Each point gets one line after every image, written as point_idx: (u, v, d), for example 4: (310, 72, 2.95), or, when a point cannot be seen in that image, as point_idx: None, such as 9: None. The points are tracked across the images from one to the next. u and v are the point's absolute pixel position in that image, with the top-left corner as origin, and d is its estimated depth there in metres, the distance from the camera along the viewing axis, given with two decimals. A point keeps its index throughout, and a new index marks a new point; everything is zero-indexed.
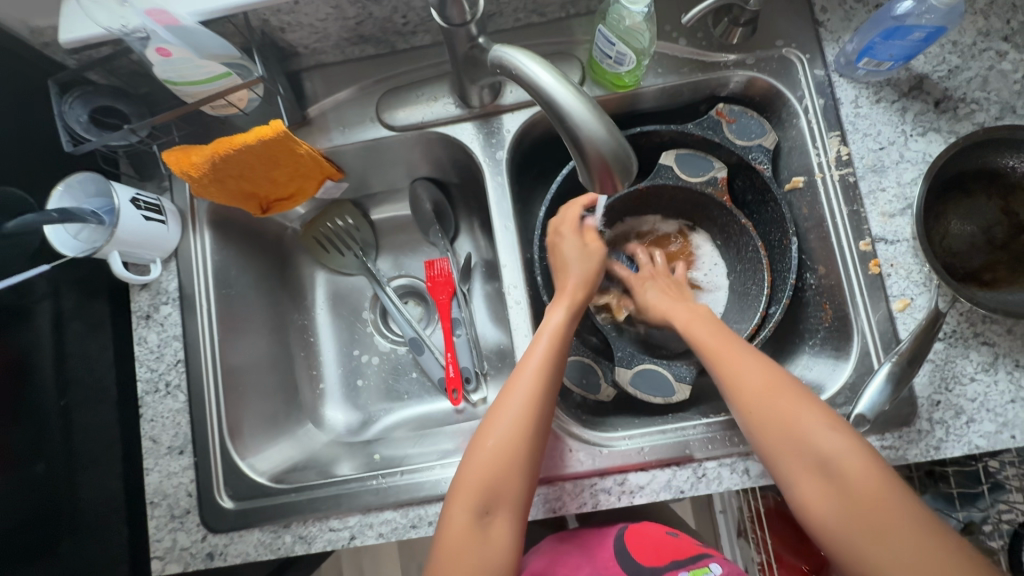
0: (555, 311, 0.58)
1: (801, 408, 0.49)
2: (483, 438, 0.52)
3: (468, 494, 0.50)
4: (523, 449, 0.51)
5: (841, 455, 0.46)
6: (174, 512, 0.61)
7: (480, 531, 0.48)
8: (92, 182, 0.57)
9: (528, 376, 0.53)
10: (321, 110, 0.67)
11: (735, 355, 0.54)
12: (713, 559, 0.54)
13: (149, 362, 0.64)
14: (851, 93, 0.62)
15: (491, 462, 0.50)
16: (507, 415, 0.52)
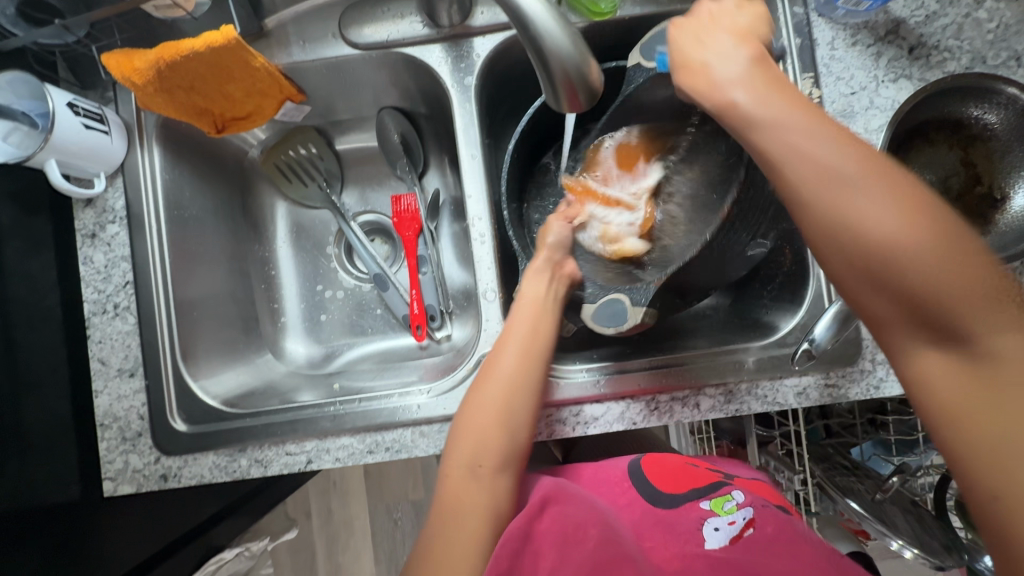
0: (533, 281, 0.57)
1: (950, 255, 0.36)
2: (475, 400, 0.53)
3: (462, 449, 0.52)
4: (513, 406, 0.52)
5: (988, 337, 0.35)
6: (125, 434, 0.61)
7: (474, 485, 0.50)
8: (25, 83, 0.52)
9: (516, 339, 0.54)
10: (280, 21, 0.62)
11: (846, 156, 0.38)
12: (735, 488, 0.54)
13: (97, 283, 0.63)
14: (828, 34, 0.61)
15: (483, 418, 0.52)
16: (495, 378, 0.53)
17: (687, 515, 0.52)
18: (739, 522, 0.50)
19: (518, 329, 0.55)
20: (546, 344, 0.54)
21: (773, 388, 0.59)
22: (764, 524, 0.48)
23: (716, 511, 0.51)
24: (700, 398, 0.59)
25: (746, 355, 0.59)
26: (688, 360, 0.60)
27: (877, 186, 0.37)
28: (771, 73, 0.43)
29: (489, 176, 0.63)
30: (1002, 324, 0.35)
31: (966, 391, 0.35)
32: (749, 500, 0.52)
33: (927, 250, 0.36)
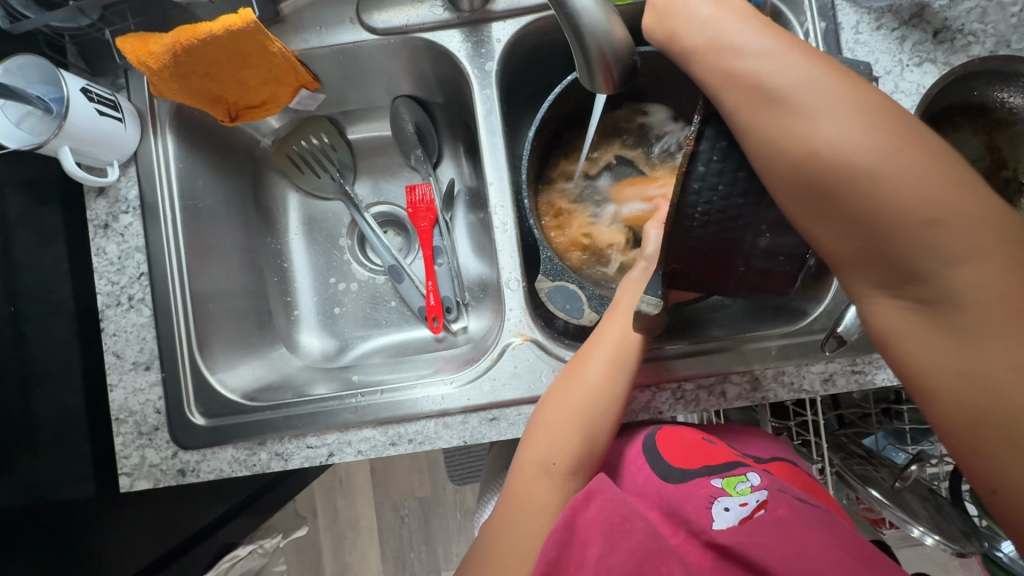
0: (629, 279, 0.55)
1: (937, 186, 0.36)
2: (557, 396, 0.53)
3: (537, 447, 0.52)
4: (597, 408, 0.51)
5: (950, 274, 0.36)
6: (142, 429, 0.59)
7: (548, 484, 0.50)
8: (35, 67, 0.51)
9: (608, 339, 0.53)
10: (295, 6, 0.61)
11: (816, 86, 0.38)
12: (750, 470, 0.52)
13: (109, 275, 0.60)
14: (853, 18, 0.60)
15: (564, 416, 0.52)
16: (579, 379, 0.52)
17: (697, 491, 0.50)
18: (752, 503, 0.48)
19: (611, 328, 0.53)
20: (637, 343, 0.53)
21: (799, 374, 0.58)
22: (776, 506, 0.47)
23: (728, 491, 0.49)
24: (725, 385, 0.59)
25: (772, 342, 0.59)
26: (713, 347, 0.59)
27: (859, 129, 0.36)
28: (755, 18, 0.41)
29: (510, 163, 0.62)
30: (963, 261, 0.36)
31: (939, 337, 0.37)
32: (763, 483, 0.50)
33: (904, 187, 0.36)
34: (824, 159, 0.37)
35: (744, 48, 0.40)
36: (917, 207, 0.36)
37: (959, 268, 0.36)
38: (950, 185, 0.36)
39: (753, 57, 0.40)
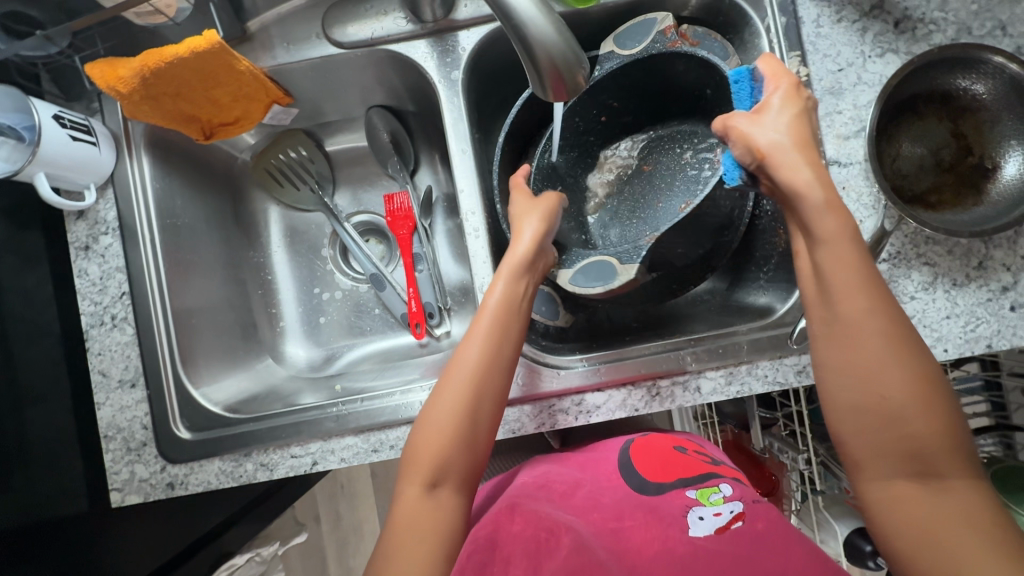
0: (496, 286, 0.55)
1: (938, 425, 0.41)
2: (429, 414, 0.52)
3: (417, 472, 0.50)
4: (468, 419, 0.51)
5: (952, 481, 0.41)
6: (130, 444, 0.61)
7: (432, 506, 0.49)
8: (9, 97, 0.52)
9: (471, 352, 0.53)
10: (262, 24, 0.62)
11: (846, 238, 0.44)
12: (723, 480, 0.54)
13: (93, 295, 0.62)
14: (814, 12, 0.60)
15: (434, 438, 0.50)
16: (454, 387, 0.52)
17: (672, 501, 0.53)
18: (726, 514, 0.50)
19: (474, 341, 0.53)
20: (505, 353, 0.53)
21: (773, 367, 0.59)
22: (753, 520, 0.50)
23: (702, 501, 0.52)
24: (700, 381, 0.59)
25: (746, 336, 0.59)
26: (687, 344, 0.60)
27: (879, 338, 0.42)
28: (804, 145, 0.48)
29: (480, 170, 0.63)
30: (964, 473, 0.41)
31: (931, 519, 0.41)
32: (737, 494, 0.52)
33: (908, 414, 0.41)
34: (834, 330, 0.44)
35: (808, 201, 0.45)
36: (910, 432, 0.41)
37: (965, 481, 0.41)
38: (952, 440, 0.41)
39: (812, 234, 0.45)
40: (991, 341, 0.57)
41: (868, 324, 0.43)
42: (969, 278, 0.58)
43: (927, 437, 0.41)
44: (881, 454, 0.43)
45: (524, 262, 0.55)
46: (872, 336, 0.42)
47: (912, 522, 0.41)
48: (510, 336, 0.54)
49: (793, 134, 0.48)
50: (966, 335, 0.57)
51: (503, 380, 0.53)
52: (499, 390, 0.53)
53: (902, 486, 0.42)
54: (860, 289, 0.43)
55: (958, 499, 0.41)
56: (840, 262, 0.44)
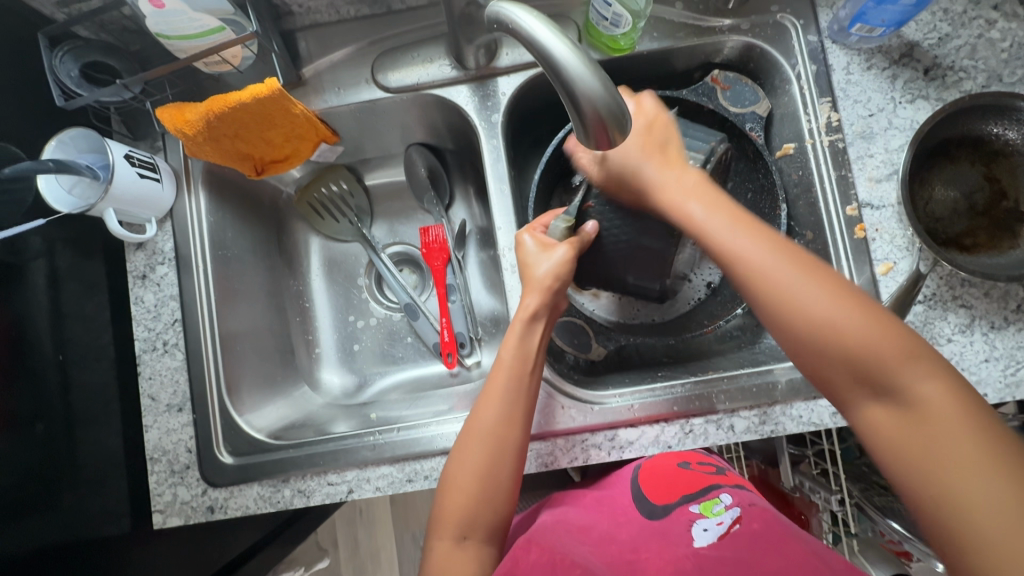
0: (507, 346, 0.56)
1: (875, 333, 0.41)
2: (457, 468, 0.54)
3: (447, 524, 0.52)
4: (492, 468, 0.53)
5: (915, 385, 0.40)
6: (174, 467, 0.63)
7: (460, 560, 0.51)
8: (87, 138, 0.57)
9: (489, 411, 0.54)
10: (316, 70, 0.66)
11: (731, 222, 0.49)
12: (723, 490, 0.55)
13: (146, 322, 0.65)
14: (843, 59, 0.62)
15: (461, 491, 0.53)
16: (478, 438, 0.54)
17: (678, 519, 0.53)
18: (727, 522, 0.51)
19: (490, 403, 0.55)
20: (521, 408, 0.54)
21: (808, 408, 0.59)
22: (750, 520, 0.50)
23: (705, 514, 0.53)
24: (733, 419, 0.60)
25: (778, 376, 0.60)
26: (719, 382, 0.60)
27: (787, 274, 0.45)
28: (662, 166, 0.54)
29: (516, 207, 0.65)
30: (925, 374, 0.40)
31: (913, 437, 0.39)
32: (736, 500, 0.53)
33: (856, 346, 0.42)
34: (749, 276, 0.46)
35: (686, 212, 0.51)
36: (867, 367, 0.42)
37: (930, 386, 0.40)
38: (899, 342, 0.41)
39: (700, 215, 0.50)
40: None
41: (769, 262, 0.45)
42: (1007, 321, 0.58)
43: (872, 348, 0.41)
44: (839, 379, 0.43)
45: (535, 312, 0.57)
46: (781, 270, 0.45)
47: (893, 445, 0.40)
48: (523, 391, 0.55)
49: (649, 159, 0.54)
50: (1006, 379, 0.57)
51: (522, 428, 0.54)
52: (519, 446, 0.54)
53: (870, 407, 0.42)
54: (749, 234, 0.47)
55: (925, 402, 0.40)
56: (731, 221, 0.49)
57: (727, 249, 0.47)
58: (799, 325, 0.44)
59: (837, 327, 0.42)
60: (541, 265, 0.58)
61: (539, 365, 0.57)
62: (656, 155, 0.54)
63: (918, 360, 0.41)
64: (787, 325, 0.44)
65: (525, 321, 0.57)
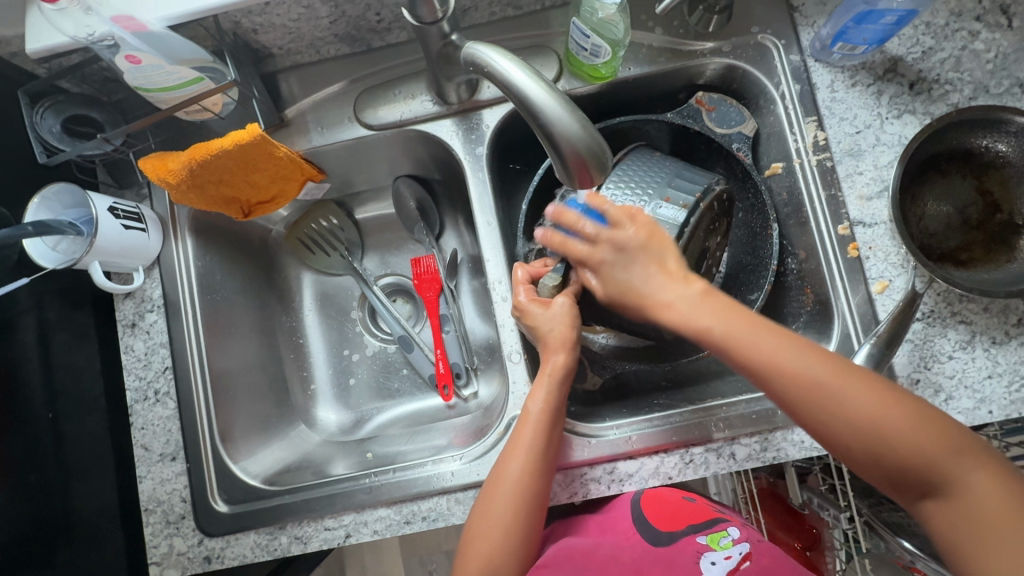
0: (535, 397, 0.55)
1: (915, 429, 0.43)
2: (482, 519, 0.53)
3: (470, 573, 0.52)
4: (522, 525, 0.52)
5: (963, 479, 0.43)
6: (169, 517, 0.62)
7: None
8: (69, 193, 0.57)
9: (519, 457, 0.53)
10: (299, 110, 0.66)
11: (749, 322, 0.46)
12: (730, 524, 0.62)
13: (137, 371, 0.64)
14: (827, 77, 0.62)
15: (487, 542, 0.52)
16: (505, 492, 0.52)
17: (684, 549, 0.59)
18: (735, 556, 0.58)
19: (518, 455, 0.53)
20: (547, 463, 0.54)
21: (809, 433, 0.58)
22: (759, 557, 0.57)
23: (713, 546, 0.59)
24: (734, 447, 0.58)
25: None
26: (718, 410, 0.60)
27: (818, 369, 0.44)
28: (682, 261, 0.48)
29: (505, 240, 0.65)
30: (969, 465, 0.43)
31: (966, 526, 0.42)
32: (743, 535, 0.60)
33: (896, 426, 0.43)
34: (766, 376, 0.45)
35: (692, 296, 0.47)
36: (908, 448, 0.43)
37: (971, 474, 0.43)
38: (938, 432, 0.44)
39: (723, 291, 0.47)
40: None
41: (809, 370, 0.44)
42: (1008, 336, 0.57)
43: (923, 450, 0.43)
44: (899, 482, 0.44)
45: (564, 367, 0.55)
46: (821, 373, 0.44)
47: (957, 536, 0.43)
48: (553, 439, 0.54)
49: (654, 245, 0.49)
50: (1010, 396, 0.56)
51: (548, 476, 0.54)
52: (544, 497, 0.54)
53: (929, 506, 0.44)
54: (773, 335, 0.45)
55: (973, 491, 0.42)
56: (752, 322, 0.46)
57: (769, 366, 0.44)
58: (847, 433, 0.44)
59: (883, 431, 0.43)
60: (548, 320, 0.55)
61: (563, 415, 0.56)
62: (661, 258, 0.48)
63: (962, 451, 0.43)
64: (833, 434, 0.44)
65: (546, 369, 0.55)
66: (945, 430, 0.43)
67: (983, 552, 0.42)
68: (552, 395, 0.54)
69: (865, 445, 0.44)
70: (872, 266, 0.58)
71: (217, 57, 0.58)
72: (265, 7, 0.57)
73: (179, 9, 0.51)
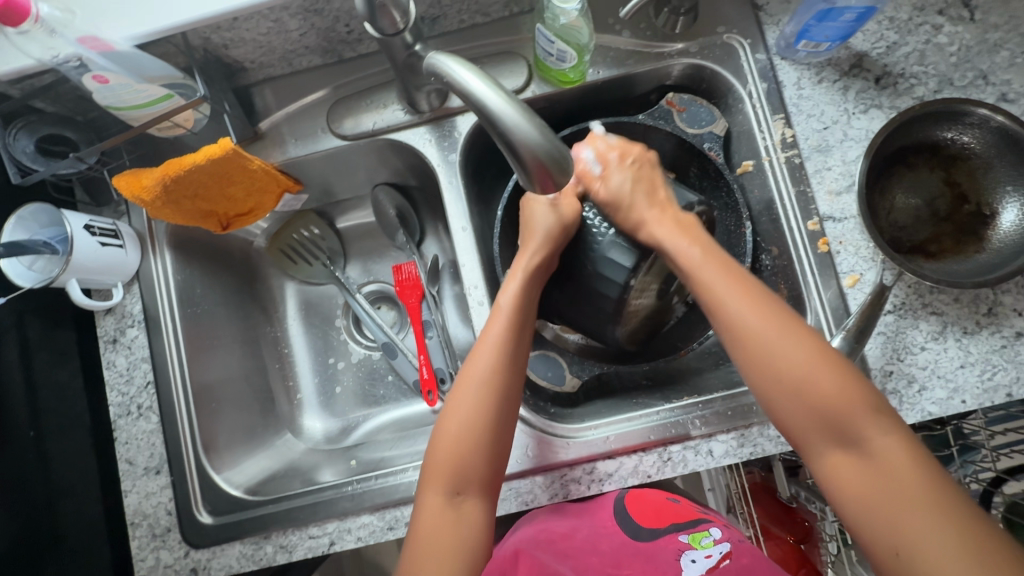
0: (509, 287, 0.57)
1: (841, 387, 0.45)
2: (449, 417, 0.52)
3: (436, 482, 0.51)
4: (490, 424, 0.51)
5: (876, 443, 0.43)
6: (155, 530, 0.62)
7: (454, 513, 0.50)
8: (45, 213, 0.58)
9: (487, 353, 0.53)
10: (273, 123, 0.67)
11: (724, 274, 0.51)
12: (712, 525, 0.63)
13: (120, 386, 0.65)
14: (794, 75, 0.63)
15: (453, 440, 0.51)
16: (472, 383, 0.52)
17: (666, 546, 0.61)
18: (715, 555, 0.58)
19: (486, 352, 0.54)
20: (517, 360, 0.54)
21: None
22: (739, 556, 0.58)
23: (694, 545, 0.60)
24: (712, 444, 0.59)
25: (761, 396, 0.59)
26: (695, 407, 0.60)
27: (768, 316, 0.48)
28: (677, 220, 0.56)
29: (480, 245, 0.65)
30: (889, 430, 0.44)
31: (866, 480, 0.43)
32: (725, 535, 0.61)
33: (820, 383, 0.45)
34: (723, 314, 0.49)
35: (688, 253, 0.53)
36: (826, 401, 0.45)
37: (886, 439, 0.43)
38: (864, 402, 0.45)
39: (696, 255, 0.53)
40: (1012, 389, 0.56)
41: (746, 318, 0.48)
42: (979, 326, 0.57)
43: (841, 407, 0.44)
44: (811, 430, 0.46)
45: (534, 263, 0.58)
46: (759, 324, 0.48)
47: (857, 491, 0.43)
48: (522, 337, 0.55)
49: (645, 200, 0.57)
50: (983, 384, 0.56)
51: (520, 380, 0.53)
52: (513, 393, 0.53)
53: (835, 457, 0.45)
54: (730, 280, 0.50)
55: (885, 457, 0.43)
56: (727, 275, 0.51)
57: (727, 313, 0.49)
58: (773, 379, 0.46)
59: (807, 384, 0.45)
60: (541, 223, 0.58)
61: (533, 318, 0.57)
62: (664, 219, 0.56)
63: (881, 414, 0.44)
64: (760, 383, 0.47)
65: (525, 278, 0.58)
66: (873, 398, 0.45)
67: (875, 513, 0.42)
68: (523, 291, 0.56)
69: (781, 382, 0.46)
70: (843, 260, 0.59)
71: (187, 74, 0.58)
72: (234, 22, 0.57)
73: (145, 29, 0.51)
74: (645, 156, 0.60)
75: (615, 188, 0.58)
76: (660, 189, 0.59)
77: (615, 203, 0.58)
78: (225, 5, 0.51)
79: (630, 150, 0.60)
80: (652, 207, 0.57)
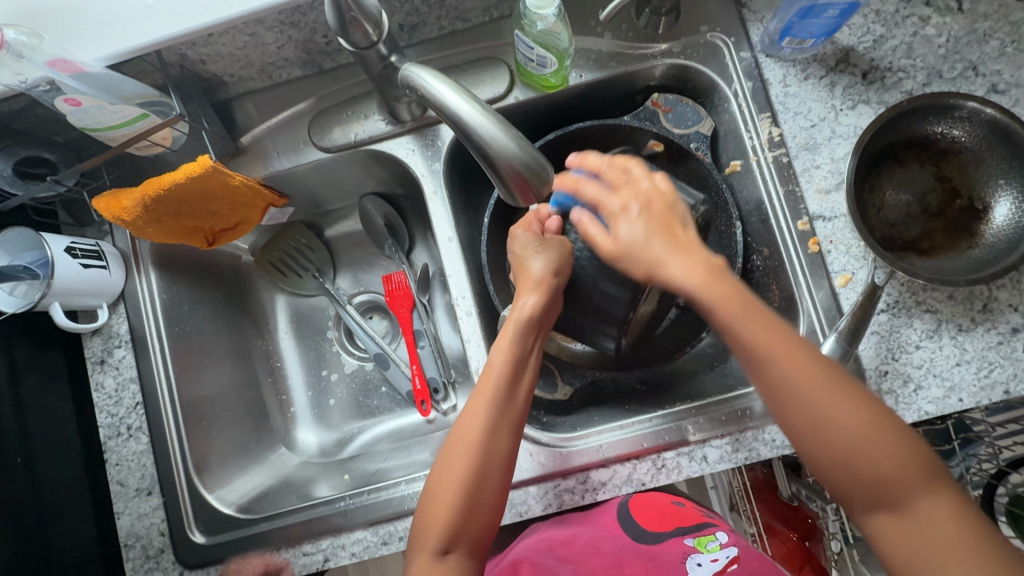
0: (497, 350, 0.53)
1: (893, 451, 0.40)
2: (440, 478, 0.50)
3: (429, 537, 0.49)
4: (481, 486, 0.49)
5: (927, 506, 0.39)
6: (149, 552, 0.62)
7: (443, 573, 0.48)
8: (24, 237, 0.57)
9: (480, 419, 0.51)
10: (254, 137, 0.66)
11: (751, 321, 0.42)
12: (718, 530, 0.62)
13: (109, 408, 0.65)
14: (779, 72, 0.62)
15: (447, 504, 0.49)
16: (464, 448, 0.50)
17: (671, 549, 0.60)
18: (722, 559, 0.58)
19: (479, 417, 0.51)
20: (510, 424, 0.51)
21: (780, 431, 0.57)
22: (746, 561, 0.58)
23: (700, 549, 0.59)
24: (706, 450, 0.58)
25: (754, 400, 0.58)
26: (688, 413, 0.59)
27: (807, 372, 0.41)
28: (693, 253, 0.45)
29: (467, 254, 0.64)
30: (938, 493, 0.40)
31: (922, 546, 0.39)
32: (730, 540, 0.60)
33: (867, 444, 0.40)
34: (759, 371, 0.42)
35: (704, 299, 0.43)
36: (874, 464, 0.40)
37: (935, 500, 0.39)
38: (914, 461, 0.40)
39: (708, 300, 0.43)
40: (1009, 386, 0.55)
41: (788, 371, 0.42)
42: (974, 322, 0.56)
43: (887, 470, 0.40)
44: (858, 494, 0.41)
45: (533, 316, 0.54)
46: (796, 382, 0.41)
47: (908, 554, 0.39)
48: (515, 399, 0.52)
49: (662, 245, 0.45)
50: (980, 382, 0.55)
51: (513, 442, 0.51)
52: (506, 457, 0.51)
53: (883, 522, 0.40)
54: (766, 331, 0.42)
55: (938, 520, 0.39)
56: (753, 319, 0.43)
57: (764, 364, 0.42)
58: (817, 442, 0.41)
59: (853, 446, 0.40)
60: (526, 258, 0.57)
61: (530, 374, 0.54)
62: (686, 261, 0.44)
63: (934, 477, 0.40)
64: (804, 444, 0.42)
65: (521, 336, 0.54)
66: (923, 453, 0.40)
67: None
68: (518, 349, 0.54)
69: (823, 443, 0.41)
70: (834, 259, 0.58)
71: (163, 92, 0.58)
72: (209, 38, 0.57)
73: (118, 49, 0.51)
74: (657, 193, 0.48)
75: (625, 242, 0.47)
76: (679, 231, 0.46)
77: (625, 258, 0.47)
78: (197, 22, 0.51)
79: (625, 194, 0.49)
80: (667, 248, 0.45)
